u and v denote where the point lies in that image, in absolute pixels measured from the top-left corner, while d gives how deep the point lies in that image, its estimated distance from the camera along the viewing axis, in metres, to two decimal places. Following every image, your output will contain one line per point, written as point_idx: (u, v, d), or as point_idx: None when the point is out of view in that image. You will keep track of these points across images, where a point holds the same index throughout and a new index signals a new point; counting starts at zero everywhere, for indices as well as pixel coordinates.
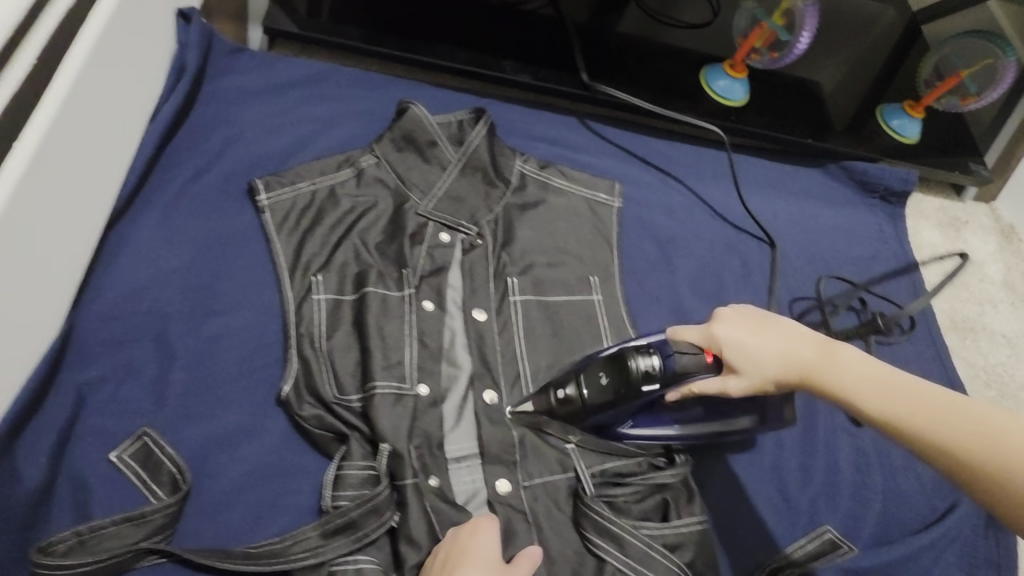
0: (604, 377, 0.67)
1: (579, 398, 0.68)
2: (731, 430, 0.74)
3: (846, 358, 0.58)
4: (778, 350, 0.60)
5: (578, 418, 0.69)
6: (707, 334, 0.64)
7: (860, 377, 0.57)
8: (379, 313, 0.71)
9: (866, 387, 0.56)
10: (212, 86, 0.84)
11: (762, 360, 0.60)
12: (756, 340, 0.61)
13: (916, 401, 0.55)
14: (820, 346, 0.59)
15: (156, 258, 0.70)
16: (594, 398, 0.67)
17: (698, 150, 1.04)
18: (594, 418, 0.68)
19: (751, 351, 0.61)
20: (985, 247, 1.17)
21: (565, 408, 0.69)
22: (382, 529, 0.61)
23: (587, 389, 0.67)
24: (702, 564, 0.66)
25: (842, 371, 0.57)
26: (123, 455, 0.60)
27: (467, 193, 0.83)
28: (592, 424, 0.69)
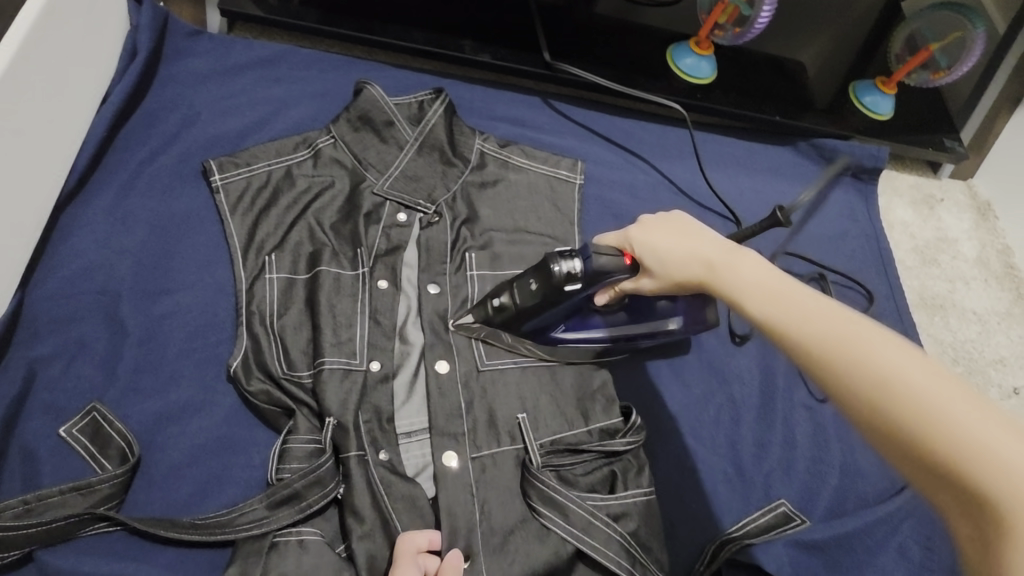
0: (534, 283, 0.69)
1: (513, 305, 0.71)
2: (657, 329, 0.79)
3: (750, 266, 0.55)
4: (688, 246, 0.60)
5: (514, 323, 0.72)
6: (625, 237, 0.66)
7: (753, 282, 0.54)
8: (331, 291, 0.72)
9: (758, 292, 0.52)
10: (170, 70, 0.85)
11: (670, 260, 0.61)
12: (667, 242, 0.62)
13: (805, 310, 0.49)
14: (728, 252, 0.57)
15: (109, 239, 0.71)
16: (523, 303, 0.71)
17: (663, 129, 1.04)
18: (531, 324, 0.72)
19: (659, 252, 0.62)
20: (960, 225, 1.16)
21: (501, 313, 0.72)
22: (326, 500, 0.62)
23: (517, 294, 0.71)
24: (645, 534, 0.68)
25: (739, 274, 0.55)
26: (72, 430, 0.61)
27: (424, 173, 0.83)
28: (531, 329, 0.74)
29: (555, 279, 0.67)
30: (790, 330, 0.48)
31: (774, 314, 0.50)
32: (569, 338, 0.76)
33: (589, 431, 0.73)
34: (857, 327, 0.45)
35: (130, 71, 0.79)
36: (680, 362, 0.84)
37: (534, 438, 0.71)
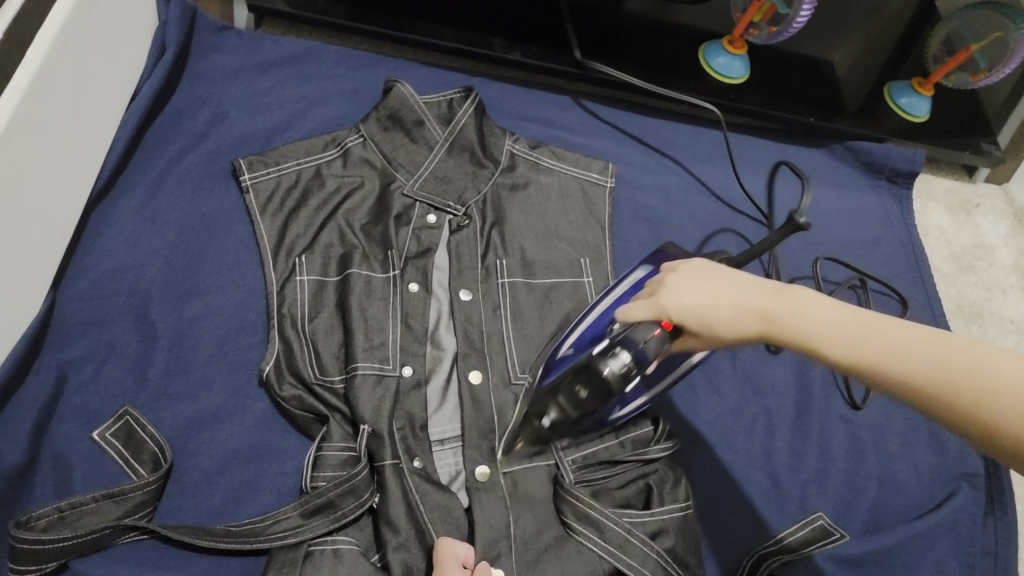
0: (586, 386, 0.63)
1: (569, 414, 0.64)
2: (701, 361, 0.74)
3: (809, 304, 0.52)
4: (736, 297, 0.54)
5: (573, 429, 0.65)
6: (655, 309, 0.57)
7: (825, 324, 0.50)
8: (363, 295, 0.71)
9: (840, 336, 0.50)
10: (197, 67, 0.83)
11: (718, 322, 0.54)
12: (708, 303, 0.54)
13: (890, 340, 0.48)
14: (779, 295, 0.53)
15: (138, 239, 0.70)
16: (579, 411, 0.63)
17: (695, 131, 1.02)
18: (592, 418, 0.65)
19: (702, 317, 0.54)
20: (996, 230, 1.13)
21: (559, 419, 0.64)
22: (361, 509, 0.61)
23: (568, 401, 0.63)
24: (683, 550, 0.66)
25: (807, 320, 0.51)
26: (105, 434, 0.60)
27: (454, 174, 0.82)
28: (589, 422, 0.66)
29: (612, 379, 0.62)
30: (894, 372, 0.47)
31: (863, 356, 0.48)
32: (630, 412, 0.68)
33: (621, 443, 0.70)
34: (965, 354, 0.46)
35: (159, 67, 0.78)
36: (713, 371, 0.82)
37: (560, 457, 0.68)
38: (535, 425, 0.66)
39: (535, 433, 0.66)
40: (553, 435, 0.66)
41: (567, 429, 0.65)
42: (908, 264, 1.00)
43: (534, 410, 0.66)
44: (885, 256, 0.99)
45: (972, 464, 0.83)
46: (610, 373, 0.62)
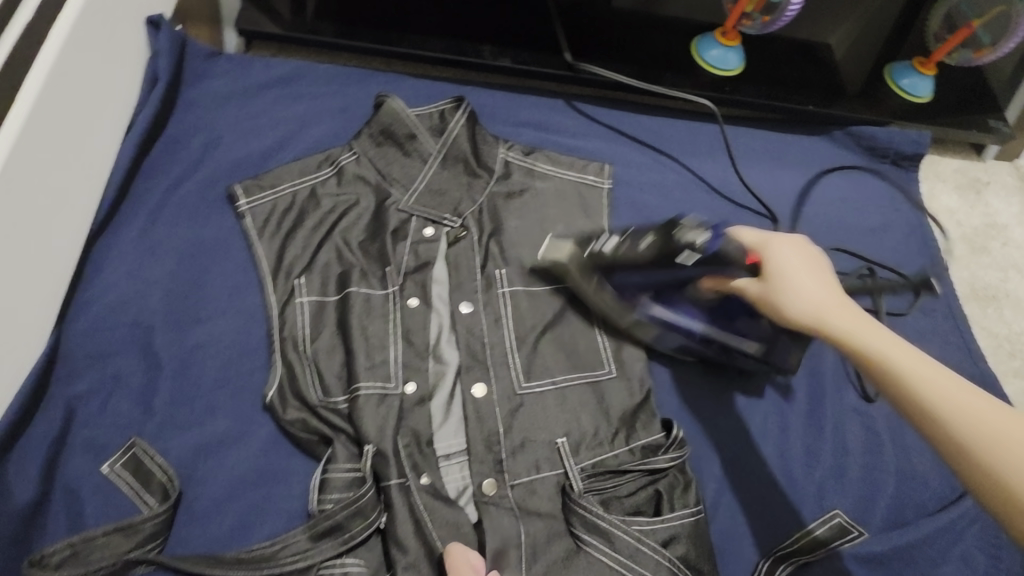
0: (647, 242, 0.70)
1: (618, 258, 0.72)
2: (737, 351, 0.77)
3: (873, 320, 0.57)
4: (820, 297, 0.59)
5: (604, 274, 0.75)
6: (759, 241, 0.63)
7: (878, 339, 0.55)
8: (362, 313, 0.71)
9: (888, 350, 0.55)
10: (190, 94, 0.84)
11: (790, 293, 0.60)
12: (796, 277, 0.60)
13: (936, 378, 0.52)
14: (849, 304, 0.58)
15: (140, 270, 0.71)
16: (624, 258, 0.72)
17: (692, 125, 1.01)
18: (629, 276, 0.72)
19: (780, 284, 0.60)
20: (1009, 209, 1.10)
21: (610, 252, 0.73)
22: (368, 531, 0.61)
23: (626, 249, 0.72)
24: (696, 557, 0.65)
25: (872, 335, 0.56)
26: (113, 467, 0.61)
27: (449, 185, 0.82)
28: (621, 274, 0.73)
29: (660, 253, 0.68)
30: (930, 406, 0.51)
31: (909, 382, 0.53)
32: (654, 315, 0.75)
33: (630, 450, 0.71)
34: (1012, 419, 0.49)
35: (152, 98, 0.79)
36: (722, 370, 0.81)
37: (595, 299, 0.77)
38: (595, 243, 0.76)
39: (585, 257, 0.76)
40: (593, 266, 0.75)
41: (608, 270, 0.74)
42: (917, 248, 0.98)
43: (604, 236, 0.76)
44: (895, 242, 0.97)
45: None
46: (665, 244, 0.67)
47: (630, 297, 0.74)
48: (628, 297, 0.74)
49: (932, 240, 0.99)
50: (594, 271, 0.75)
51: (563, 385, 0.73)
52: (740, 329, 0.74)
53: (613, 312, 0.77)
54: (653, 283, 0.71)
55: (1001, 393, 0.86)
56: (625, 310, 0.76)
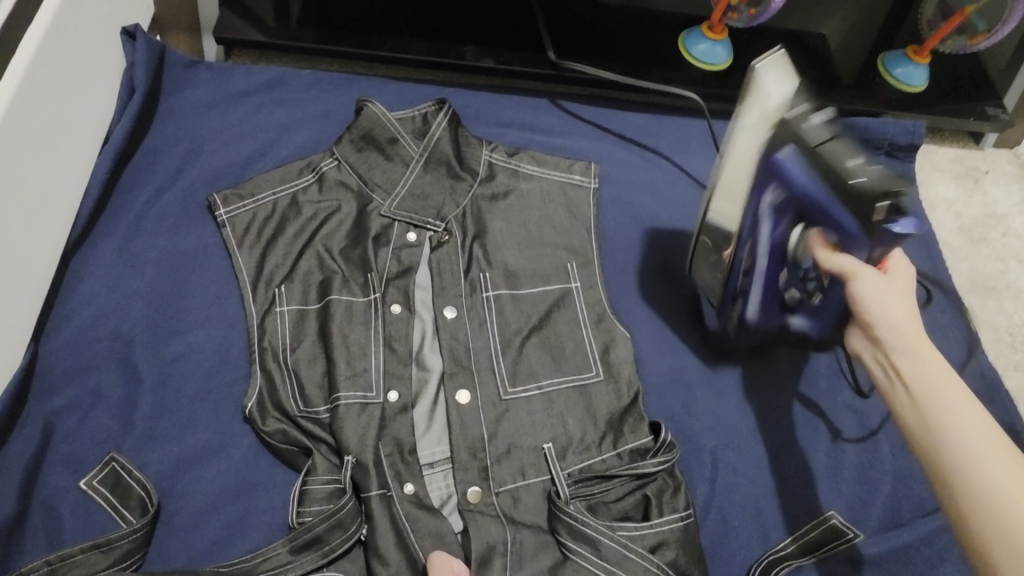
0: (856, 165, 0.62)
1: (822, 147, 0.62)
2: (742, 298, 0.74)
3: (942, 360, 0.55)
4: (908, 324, 0.57)
5: (790, 140, 0.64)
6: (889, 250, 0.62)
7: (940, 375, 0.53)
8: (344, 320, 0.70)
9: (944, 388, 0.52)
10: (168, 103, 0.84)
11: (872, 297, 0.59)
12: (887, 293, 0.59)
13: (981, 435, 0.50)
14: (924, 338, 0.56)
15: (118, 283, 0.71)
16: (826, 153, 0.62)
17: (680, 121, 0.99)
18: (808, 168, 0.63)
19: (867, 286, 0.59)
20: (1008, 198, 1.08)
21: (820, 134, 0.63)
22: (349, 543, 0.60)
23: (844, 157, 0.62)
24: (686, 563, 0.63)
25: (943, 382, 0.53)
26: (92, 482, 0.60)
27: (431, 189, 0.81)
28: (791, 156, 0.63)
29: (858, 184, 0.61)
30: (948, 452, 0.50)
31: (943, 421, 0.51)
32: (764, 200, 0.66)
33: (618, 455, 0.70)
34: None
35: (128, 109, 0.78)
36: (713, 370, 0.80)
37: (757, 140, 0.67)
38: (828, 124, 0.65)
39: (794, 119, 0.64)
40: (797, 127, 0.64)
41: (801, 140, 0.63)
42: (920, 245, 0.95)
43: (823, 118, 0.65)
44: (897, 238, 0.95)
45: None
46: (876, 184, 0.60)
47: (775, 170, 0.65)
48: (776, 166, 0.64)
49: (933, 236, 0.96)
50: (784, 128, 0.64)
51: (549, 389, 0.72)
52: (766, 292, 0.72)
53: (754, 153, 0.67)
54: (808, 193, 0.63)
55: (1003, 388, 0.84)
56: (761, 168, 0.66)
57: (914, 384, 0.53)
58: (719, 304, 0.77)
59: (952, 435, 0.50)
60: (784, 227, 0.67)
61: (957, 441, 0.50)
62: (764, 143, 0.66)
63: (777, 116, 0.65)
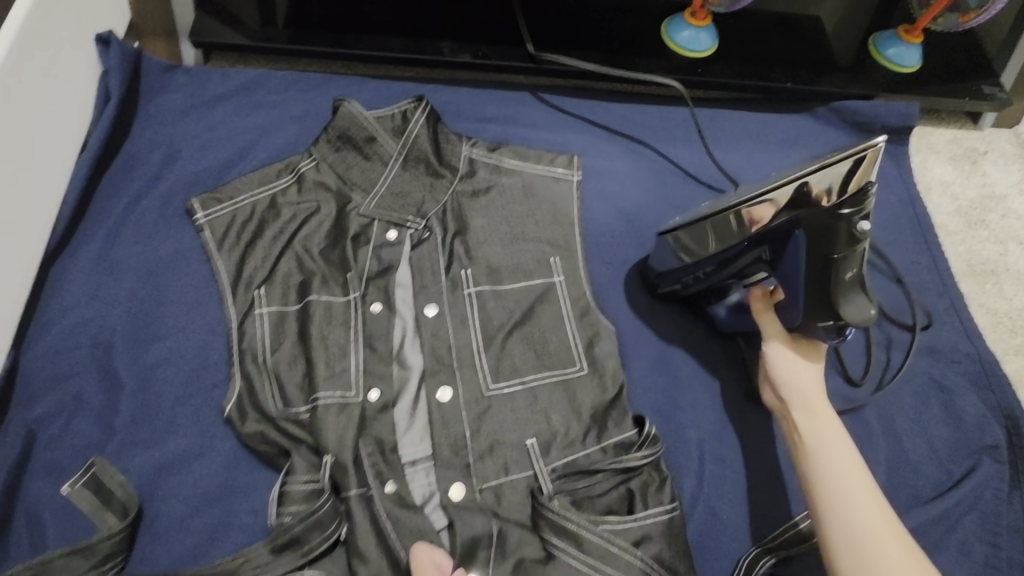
0: (847, 278, 0.62)
1: (839, 258, 0.61)
2: (679, 286, 0.78)
3: (830, 425, 0.62)
4: (815, 393, 0.64)
5: (819, 228, 0.61)
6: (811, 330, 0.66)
7: (828, 442, 0.60)
8: (323, 321, 0.70)
9: (829, 453, 0.60)
10: (147, 109, 0.84)
11: (782, 368, 0.66)
12: (797, 361, 0.66)
13: (856, 496, 0.57)
14: (820, 406, 0.63)
15: (98, 290, 0.71)
16: (837, 257, 0.61)
17: (664, 110, 0.98)
18: (808, 261, 0.63)
19: (777, 359, 0.67)
20: (1007, 178, 1.05)
21: (851, 244, 0.61)
22: (329, 543, 0.60)
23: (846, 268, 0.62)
24: (671, 556, 0.63)
25: (830, 446, 0.60)
26: (73, 487, 0.60)
27: (410, 187, 0.80)
28: (802, 241, 0.63)
29: (837, 301, 0.62)
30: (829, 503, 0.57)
31: (824, 475, 0.58)
32: (755, 237, 0.67)
33: (603, 449, 0.69)
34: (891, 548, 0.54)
35: (105, 116, 0.79)
36: (700, 363, 0.79)
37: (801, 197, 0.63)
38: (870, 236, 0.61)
39: (845, 220, 0.60)
40: (836, 229, 0.61)
41: (829, 241, 0.61)
42: (919, 240, 0.92)
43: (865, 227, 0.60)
44: (896, 236, 0.92)
45: (991, 435, 0.78)
46: (846, 309, 0.62)
47: (784, 238, 0.65)
48: (787, 237, 0.64)
49: (932, 231, 0.94)
50: (822, 220, 0.61)
51: (532, 385, 0.72)
52: (702, 289, 0.76)
53: (785, 207, 0.64)
54: (791, 272, 0.65)
55: (1001, 373, 0.82)
56: (777, 225, 0.65)
57: (809, 443, 0.61)
58: (660, 272, 0.79)
59: (831, 487, 0.57)
60: (753, 264, 0.69)
61: (836, 494, 0.57)
62: (797, 209, 0.63)
63: (830, 205, 0.61)
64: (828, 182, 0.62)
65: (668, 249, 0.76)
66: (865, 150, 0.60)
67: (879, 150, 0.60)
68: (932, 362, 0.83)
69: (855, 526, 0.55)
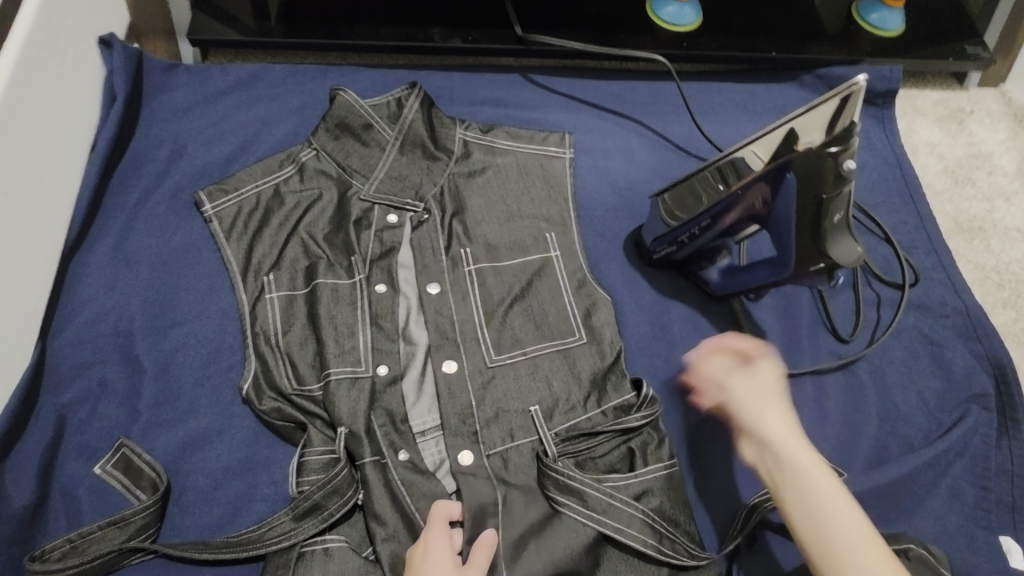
0: (837, 220, 0.65)
1: (827, 198, 0.64)
2: (676, 248, 0.79)
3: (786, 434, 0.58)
4: (770, 399, 0.60)
5: (809, 170, 0.64)
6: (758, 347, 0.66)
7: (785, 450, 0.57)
8: (331, 302, 0.73)
9: (787, 460, 0.57)
10: (150, 107, 0.87)
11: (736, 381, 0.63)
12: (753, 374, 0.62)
13: (818, 501, 0.54)
14: (778, 413, 0.60)
15: (116, 282, 0.74)
16: (827, 198, 0.64)
17: (652, 85, 1.00)
18: (799, 203, 0.66)
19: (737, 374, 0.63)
20: (994, 136, 1.07)
21: (838, 183, 0.63)
22: (347, 507, 0.63)
23: (837, 211, 0.65)
24: (671, 508, 0.67)
25: (788, 454, 0.57)
26: (105, 467, 0.64)
27: (408, 171, 0.83)
28: (793, 184, 0.65)
29: (827, 242, 0.66)
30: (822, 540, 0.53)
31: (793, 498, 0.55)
32: (747, 190, 0.69)
33: (603, 412, 0.72)
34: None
35: (110, 116, 0.81)
36: (696, 326, 0.81)
37: (789, 146, 0.65)
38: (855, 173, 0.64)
39: (832, 160, 0.63)
40: (824, 168, 0.63)
41: (817, 182, 0.64)
42: (908, 200, 0.95)
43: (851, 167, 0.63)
44: (885, 198, 0.94)
45: (980, 384, 0.81)
46: (836, 250, 0.65)
47: (775, 183, 0.67)
48: (778, 181, 0.66)
49: (920, 190, 0.96)
50: (811, 162, 0.64)
51: (534, 354, 0.75)
52: (698, 249, 0.78)
53: (775, 153, 0.66)
54: (783, 215, 0.68)
55: (989, 325, 0.84)
56: (767, 171, 0.66)
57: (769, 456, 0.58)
58: (657, 238, 0.80)
59: (806, 503, 0.54)
60: (747, 218, 0.71)
61: (802, 505, 0.54)
62: (786, 153, 0.65)
63: (817, 146, 0.63)
64: (814, 124, 0.63)
65: (658, 217, 0.79)
66: (848, 88, 0.61)
67: (863, 86, 0.60)
68: (920, 317, 0.85)
69: (832, 551, 0.52)
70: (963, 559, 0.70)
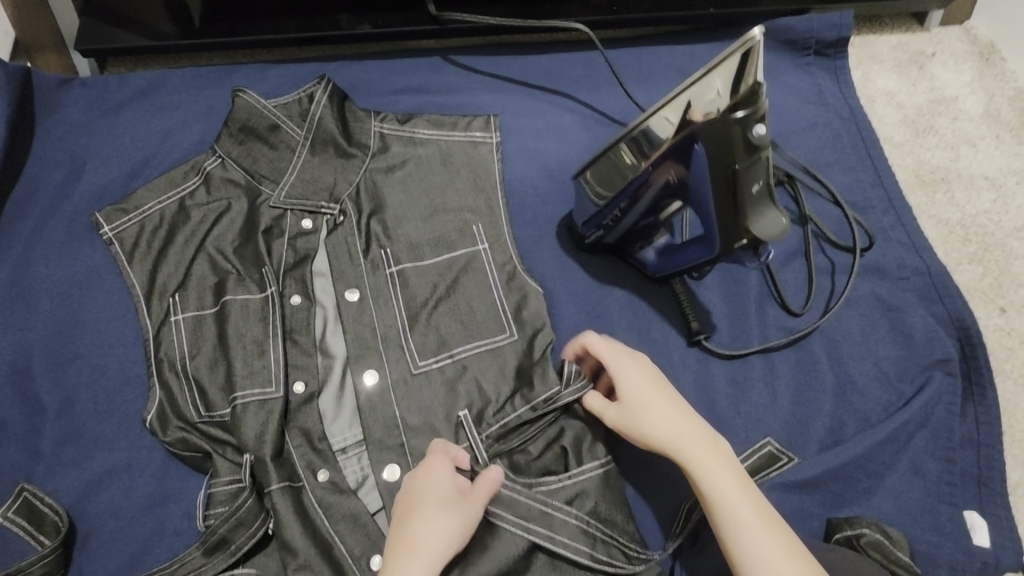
0: (755, 190, 0.62)
1: (739, 168, 0.60)
2: (604, 230, 0.74)
3: (665, 412, 0.61)
4: (645, 385, 0.63)
5: (716, 139, 0.60)
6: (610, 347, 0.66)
7: (669, 427, 0.60)
8: (240, 319, 0.69)
9: (676, 435, 0.60)
10: (43, 127, 0.82)
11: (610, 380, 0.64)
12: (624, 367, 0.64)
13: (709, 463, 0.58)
14: (656, 395, 0.62)
15: (13, 317, 0.71)
16: (739, 167, 0.60)
17: (583, 55, 0.93)
18: (711, 174, 0.61)
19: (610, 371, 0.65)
20: (958, 78, 1.00)
21: (748, 153, 0.60)
22: (256, 538, 0.61)
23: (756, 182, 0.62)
24: (605, 508, 0.63)
25: (673, 429, 0.60)
26: (7, 514, 0.61)
27: (320, 172, 0.78)
28: (703, 156, 0.61)
29: (748, 217, 0.63)
30: (716, 512, 0.56)
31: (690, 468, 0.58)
32: (661, 163, 0.64)
33: (532, 408, 0.67)
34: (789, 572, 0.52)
35: None
36: (636, 312, 0.77)
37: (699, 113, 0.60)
38: (767, 139, 0.60)
39: (737, 126, 0.59)
40: (731, 136, 0.59)
41: (726, 152, 0.60)
42: (864, 155, 0.88)
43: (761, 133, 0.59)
44: (840, 156, 0.88)
45: (942, 349, 0.75)
46: (758, 225, 0.62)
47: (685, 155, 0.63)
48: (687, 153, 0.62)
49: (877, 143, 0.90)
50: (717, 131, 0.59)
51: (461, 357, 0.70)
52: (627, 229, 0.73)
53: (682, 123, 0.61)
54: (700, 188, 0.63)
55: (952, 284, 0.79)
56: (674, 143, 0.62)
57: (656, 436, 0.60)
58: (585, 221, 0.75)
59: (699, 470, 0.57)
60: (668, 192, 0.67)
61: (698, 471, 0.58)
62: (688, 124, 0.61)
63: (722, 112, 0.59)
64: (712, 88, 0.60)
65: (584, 197, 0.73)
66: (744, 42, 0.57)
67: (759, 41, 0.57)
68: (877, 281, 0.80)
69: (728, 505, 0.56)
70: (923, 538, 0.67)
